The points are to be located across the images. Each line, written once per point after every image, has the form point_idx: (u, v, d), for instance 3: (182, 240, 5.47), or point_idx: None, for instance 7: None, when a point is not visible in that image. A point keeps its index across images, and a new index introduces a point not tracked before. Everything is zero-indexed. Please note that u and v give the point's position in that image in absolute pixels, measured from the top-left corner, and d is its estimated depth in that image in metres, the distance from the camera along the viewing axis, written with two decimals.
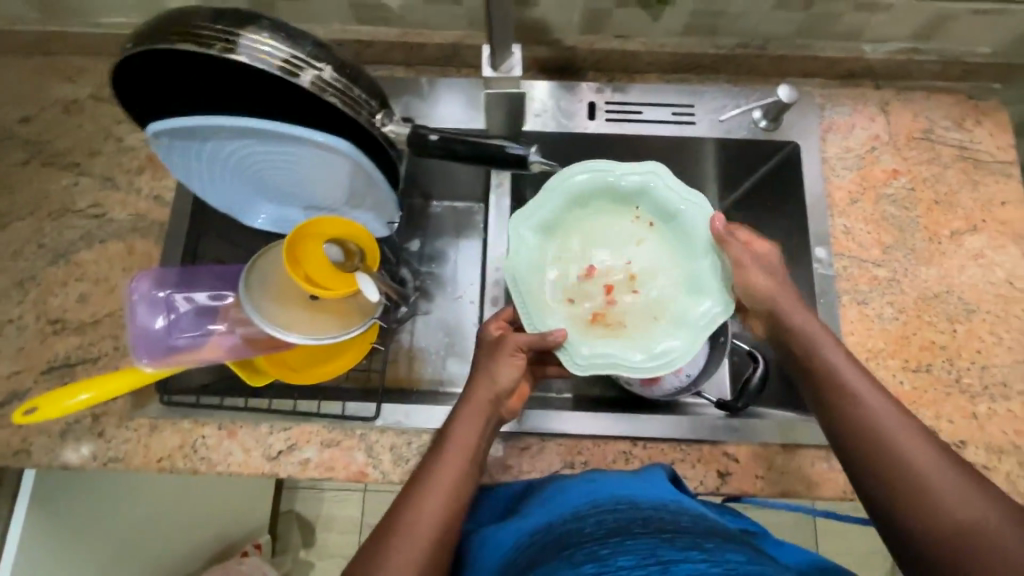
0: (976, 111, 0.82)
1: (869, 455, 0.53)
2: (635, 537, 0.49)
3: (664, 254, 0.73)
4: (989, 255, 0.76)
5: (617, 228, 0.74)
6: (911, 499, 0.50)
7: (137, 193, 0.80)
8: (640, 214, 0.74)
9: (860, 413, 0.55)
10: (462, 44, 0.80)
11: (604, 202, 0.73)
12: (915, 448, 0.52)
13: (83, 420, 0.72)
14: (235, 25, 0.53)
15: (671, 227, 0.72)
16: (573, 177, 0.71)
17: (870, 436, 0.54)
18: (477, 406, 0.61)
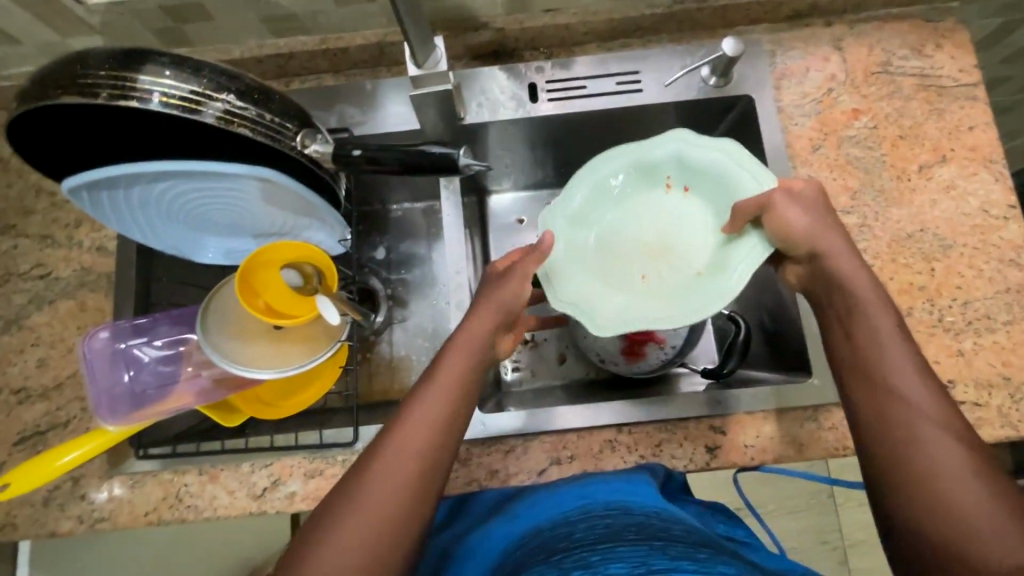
0: (933, 34, 0.78)
1: (885, 439, 0.51)
2: (626, 543, 0.48)
3: (704, 213, 0.66)
4: (960, 185, 0.73)
5: (655, 204, 0.68)
6: (919, 488, 0.49)
7: (79, 246, 0.77)
8: (676, 180, 0.67)
9: (890, 399, 0.52)
10: (386, 42, 0.76)
11: (637, 177, 0.68)
12: (941, 447, 0.49)
13: (64, 484, 0.71)
14: (120, 66, 0.50)
15: (713, 180, 0.65)
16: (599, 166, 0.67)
17: (911, 422, 0.50)
18: (443, 392, 0.56)
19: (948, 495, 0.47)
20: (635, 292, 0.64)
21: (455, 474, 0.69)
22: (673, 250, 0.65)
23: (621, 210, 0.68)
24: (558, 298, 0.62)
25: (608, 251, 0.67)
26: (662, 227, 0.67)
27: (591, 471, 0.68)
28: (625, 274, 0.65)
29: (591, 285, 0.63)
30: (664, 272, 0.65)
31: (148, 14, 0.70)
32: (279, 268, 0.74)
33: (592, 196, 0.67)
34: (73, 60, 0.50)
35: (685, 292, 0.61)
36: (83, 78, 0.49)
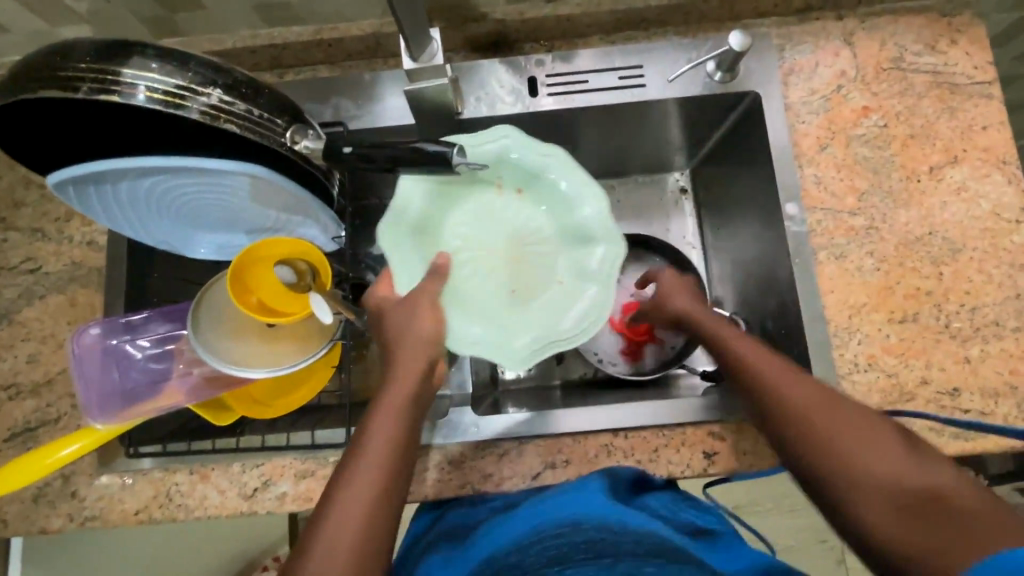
0: (949, 29, 0.75)
1: (764, 405, 0.56)
2: (573, 567, 0.55)
3: (541, 212, 0.70)
4: (972, 187, 0.71)
5: (489, 205, 0.71)
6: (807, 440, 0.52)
7: (69, 240, 0.76)
8: (506, 182, 0.70)
9: (751, 367, 0.58)
10: (381, 33, 0.74)
11: (466, 181, 0.69)
12: (802, 394, 0.54)
13: (54, 482, 0.70)
14: (100, 59, 0.48)
15: (543, 186, 0.69)
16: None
17: (767, 393, 0.55)
18: (395, 397, 0.55)
19: (833, 439, 0.51)
20: (505, 306, 0.68)
21: (449, 477, 0.68)
22: (525, 255, 0.71)
23: (459, 213, 0.70)
24: (457, 344, 0.62)
25: (464, 265, 0.69)
26: (505, 232, 0.71)
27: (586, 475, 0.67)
28: (489, 286, 0.69)
29: (470, 312, 0.65)
30: (519, 279, 0.70)
31: (136, 2, 0.68)
32: (272, 265, 0.73)
33: (426, 204, 0.67)
34: (55, 52, 0.48)
35: (555, 304, 0.67)
36: (64, 72, 0.48)
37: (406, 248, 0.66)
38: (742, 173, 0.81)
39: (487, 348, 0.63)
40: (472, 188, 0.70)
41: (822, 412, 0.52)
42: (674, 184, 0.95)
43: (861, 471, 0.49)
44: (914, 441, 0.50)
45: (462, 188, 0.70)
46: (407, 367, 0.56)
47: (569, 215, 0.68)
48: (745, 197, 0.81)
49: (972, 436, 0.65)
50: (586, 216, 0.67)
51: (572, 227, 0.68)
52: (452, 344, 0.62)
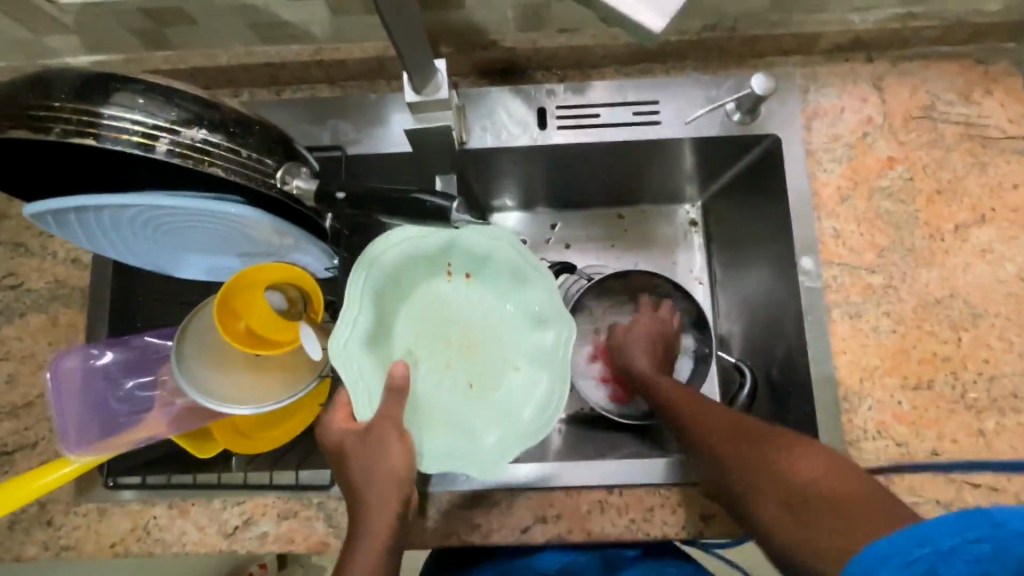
0: (984, 78, 0.71)
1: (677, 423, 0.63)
2: None
3: (493, 295, 0.70)
4: (998, 249, 0.68)
5: (440, 293, 0.70)
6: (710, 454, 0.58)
7: (53, 257, 0.73)
8: (455, 268, 0.70)
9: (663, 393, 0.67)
10: (385, 55, 0.70)
11: (414, 269, 0.68)
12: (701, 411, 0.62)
13: (30, 509, 0.68)
14: (74, 98, 0.46)
15: (493, 271, 0.69)
16: (366, 271, 0.64)
17: (682, 420, 0.62)
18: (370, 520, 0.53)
19: (729, 443, 0.57)
20: (465, 403, 0.67)
21: (435, 526, 0.65)
22: (481, 343, 0.70)
23: (408, 306, 0.69)
24: (427, 460, 0.61)
25: (419, 362, 0.68)
26: (455, 319, 0.70)
27: (577, 532, 0.65)
28: (446, 381, 0.68)
29: (431, 421, 0.65)
30: (472, 368, 0.69)
31: (128, 16, 0.65)
32: (262, 291, 0.70)
33: (374, 307, 0.65)
34: (32, 87, 0.46)
35: (514, 395, 0.67)
36: (37, 111, 0.46)
37: (360, 362, 0.62)
38: (756, 217, 0.78)
39: (454, 461, 0.62)
40: (421, 277, 0.70)
41: (726, 431, 0.58)
42: (682, 217, 0.91)
43: (756, 477, 0.54)
44: (807, 442, 0.54)
45: (409, 279, 0.69)
46: (387, 442, 0.56)
47: (520, 298, 0.69)
48: (756, 241, 0.78)
49: None
50: (539, 298, 0.67)
51: (524, 310, 0.69)
52: (422, 462, 0.61)
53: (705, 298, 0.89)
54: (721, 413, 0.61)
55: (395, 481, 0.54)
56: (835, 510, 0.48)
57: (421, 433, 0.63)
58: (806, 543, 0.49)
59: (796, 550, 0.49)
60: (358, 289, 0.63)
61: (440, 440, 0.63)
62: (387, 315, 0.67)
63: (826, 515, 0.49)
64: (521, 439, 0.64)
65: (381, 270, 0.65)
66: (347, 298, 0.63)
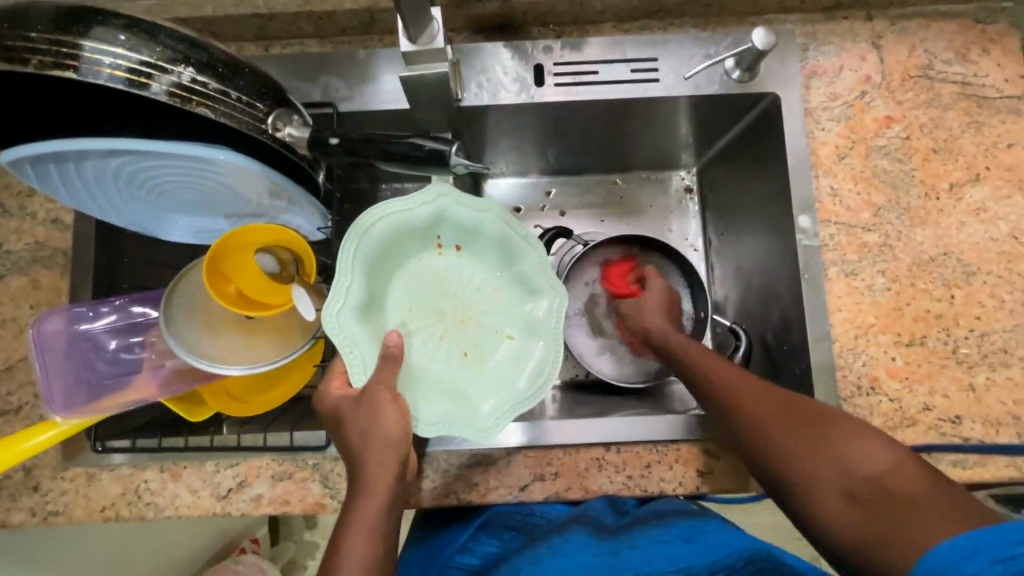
0: (981, 37, 0.71)
1: (714, 398, 0.59)
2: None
3: (484, 266, 0.70)
4: (991, 208, 0.68)
5: (431, 267, 0.69)
6: (759, 433, 0.54)
7: (32, 218, 0.71)
8: (446, 241, 0.69)
9: (698, 362, 0.62)
10: (378, 8, 0.68)
11: (405, 242, 0.67)
12: (750, 388, 0.57)
13: (15, 476, 0.66)
14: (54, 30, 0.44)
15: (484, 242, 0.68)
16: (358, 239, 0.62)
17: (717, 396, 0.58)
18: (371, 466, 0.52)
19: (782, 424, 0.54)
20: (460, 373, 0.66)
21: (432, 486, 0.65)
22: (474, 314, 0.69)
23: (400, 278, 0.68)
24: (423, 426, 0.59)
25: (413, 333, 0.67)
26: (448, 293, 0.69)
27: (575, 489, 0.65)
28: (440, 353, 0.67)
29: (425, 390, 0.63)
30: (466, 338, 0.68)
31: None
32: (252, 252, 0.68)
33: (365, 277, 0.64)
34: (5, 16, 0.44)
35: (509, 363, 0.66)
36: (14, 42, 0.43)
37: (352, 332, 0.61)
38: (753, 180, 0.77)
39: (452, 427, 0.60)
40: (411, 250, 0.68)
41: (771, 411, 0.55)
42: (678, 183, 0.89)
43: (811, 465, 0.51)
44: (870, 431, 0.51)
45: (400, 252, 0.67)
46: (383, 398, 0.55)
47: (513, 268, 0.68)
48: (751, 205, 0.78)
49: (971, 465, 0.64)
50: (531, 268, 0.67)
51: (517, 279, 0.68)
52: (419, 428, 0.59)
53: (700, 264, 0.87)
54: (765, 389, 0.57)
55: (394, 440, 0.53)
56: (909, 509, 0.45)
57: (417, 401, 0.62)
58: (876, 533, 0.46)
59: (856, 545, 0.47)
60: (347, 257, 0.62)
61: (436, 407, 0.61)
62: (379, 287, 0.66)
63: (899, 508, 0.45)
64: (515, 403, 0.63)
65: (372, 240, 0.63)
66: (338, 266, 0.61)
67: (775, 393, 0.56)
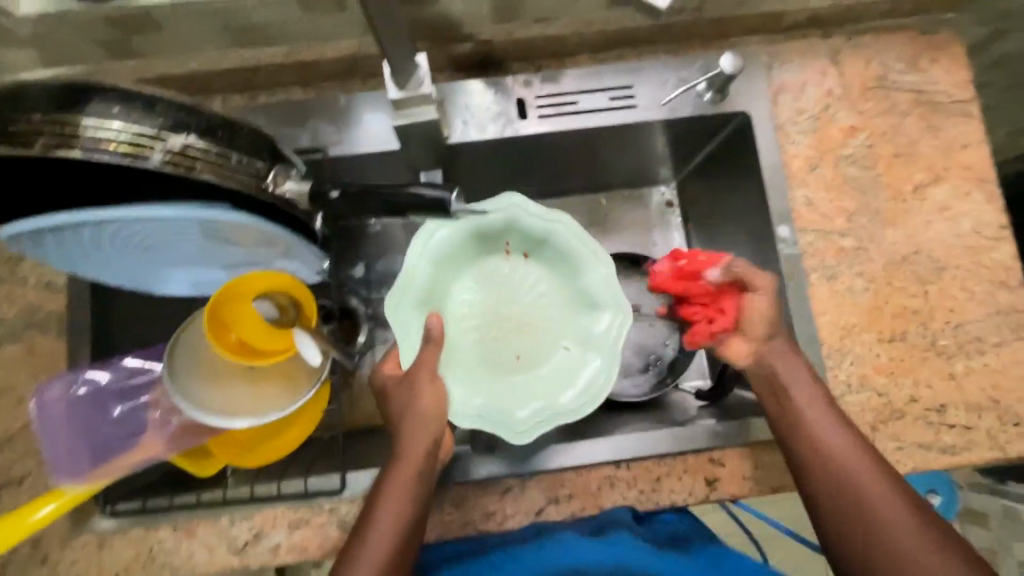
0: (929, 48, 0.76)
1: (823, 472, 0.58)
2: None
3: (549, 277, 0.72)
4: (954, 206, 0.73)
5: (500, 271, 0.73)
6: (851, 509, 0.56)
7: (23, 283, 0.70)
8: (515, 246, 0.72)
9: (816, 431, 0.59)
10: (361, 55, 0.70)
11: (475, 246, 0.72)
12: (867, 470, 0.56)
13: (22, 549, 0.65)
14: (54, 109, 0.44)
15: (552, 253, 0.71)
16: (431, 234, 0.67)
17: (825, 469, 0.58)
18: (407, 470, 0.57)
19: (871, 509, 0.55)
20: (512, 374, 0.70)
21: (449, 518, 0.66)
22: (535, 320, 0.73)
23: (468, 276, 0.73)
24: (458, 415, 0.63)
25: (472, 328, 0.72)
26: (512, 298, 0.73)
27: (590, 508, 0.67)
28: (498, 353, 0.71)
29: (473, 384, 0.67)
30: (518, 342, 0.72)
31: (90, 25, 0.62)
32: (251, 302, 0.68)
33: (433, 272, 0.68)
34: None
35: (562, 373, 0.69)
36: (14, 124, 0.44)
37: (409, 322, 0.65)
38: (730, 192, 0.80)
39: (486, 423, 0.63)
40: (481, 253, 0.73)
41: (884, 500, 0.55)
42: (658, 199, 0.91)
43: (889, 556, 0.53)
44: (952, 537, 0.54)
45: (470, 254, 0.72)
46: (422, 377, 0.60)
47: (577, 282, 0.70)
48: (730, 217, 0.81)
49: (958, 450, 0.67)
50: (599, 283, 0.68)
51: (580, 293, 0.70)
52: (453, 417, 0.63)
53: None
54: (877, 472, 0.56)
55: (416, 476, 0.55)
56: None
57: (462, 391, 0.66)
58: None
59: None
60: (415, 254, 0.67)
61: (478, 400, 0.65)
62: (444, 284, 0.71)
63: None
64: (555, 413, 0.64)
65: (439, 242, 0.68)
66: (406, 260, 0.67)
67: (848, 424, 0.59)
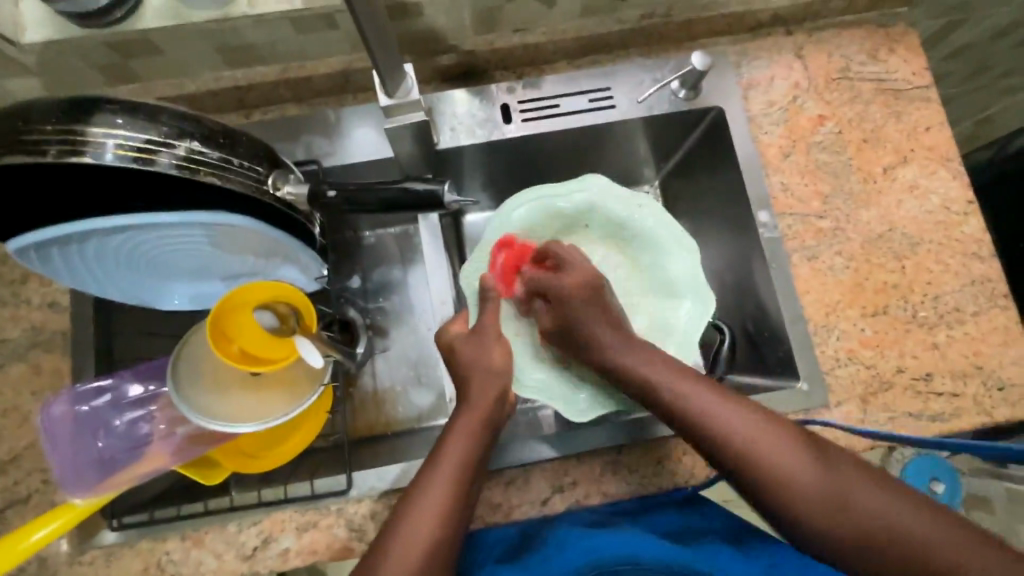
0: (887, 39, 0.81)
1: (729, 460, 0.56)
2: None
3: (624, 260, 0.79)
4: (923, 184, 0.76)
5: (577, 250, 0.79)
6: (763, 483, 0.54)
7: (28, 304, 0.72)
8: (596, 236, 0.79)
9: (704, 421, 0.57)
10: (352, 69, 0.74)
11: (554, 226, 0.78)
12: (758, 440, 0.55)
13: (30, 566, 0.65)
14: (67, 119, 0.47)
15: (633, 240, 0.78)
16: (513, 211, 0.75)
17: (727, 449, 0.56)
18: (462, 441, 0.59)
19: (780, 476, 0.54)
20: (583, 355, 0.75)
21: None
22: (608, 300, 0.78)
23: None
24: (523, 386, 0.71)
25: None
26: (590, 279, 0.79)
27: (594, 495, 0.68)
28: None
29: (539, 360, 0.73)
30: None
31: (91, 51, 0.66)
32: (252, 311, 0.69)
33: (511, 247, 0.75)
34: (16, 115, 0.47)
35: None
36: (29, 135, 0.47)
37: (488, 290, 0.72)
38: (709, 184, 0.83)
39: (547, 395, 0.70)
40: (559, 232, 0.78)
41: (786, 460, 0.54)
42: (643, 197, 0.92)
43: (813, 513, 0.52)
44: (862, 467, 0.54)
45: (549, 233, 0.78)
46: None
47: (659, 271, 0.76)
48: (710, 207, 0.84)
49: (948, 417, 0.69)
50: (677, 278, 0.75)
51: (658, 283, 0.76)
52: (518, 386, 0.71)
53: None
54: (765, 431, 0.56)
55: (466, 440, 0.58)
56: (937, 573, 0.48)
57: (528, 363, 0.73)
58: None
59: None
60: (498, 228, 0.74)
61: (538, 374, 0.72)
62: None
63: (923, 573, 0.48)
64: (617, 399, 0.70)
65: (520, 219, 0.75)
66: (489, 235, 0.74)
67: (750, 415, 0.57)
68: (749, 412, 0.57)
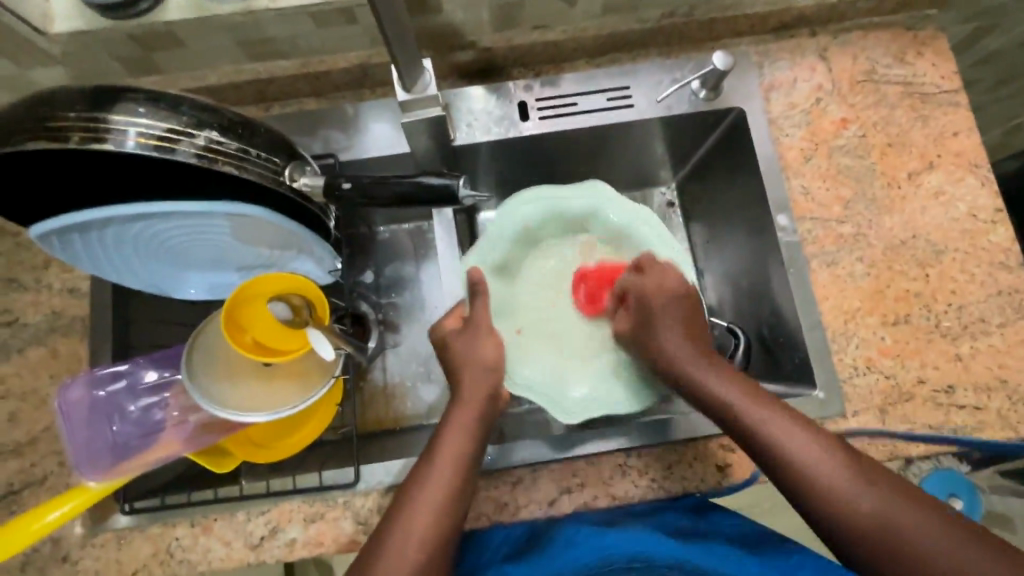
0: (915, 42, 0.79)
1: (788, 475, 0.55)
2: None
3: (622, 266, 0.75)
4: (949, 191, 0.74)
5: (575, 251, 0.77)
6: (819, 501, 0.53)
7: (48, 289, 0.74)
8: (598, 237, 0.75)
9: (763, 434, 0.56)
10: (370, 63, 0.74)
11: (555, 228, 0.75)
12: (811, 454, 0.54)
13: (42, 547, 0.66)
14: (90, 107, 0.48)
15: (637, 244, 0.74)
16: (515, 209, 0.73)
17: (785, 464, 0.55)
18: (459, 434, 0.59)
19: (839, 497, 0.53)
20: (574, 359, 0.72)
21: None
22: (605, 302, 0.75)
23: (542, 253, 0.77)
24: (513, 383, 0.67)
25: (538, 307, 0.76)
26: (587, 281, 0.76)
27: (602, 497, 0.67)
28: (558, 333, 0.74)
29: (528, 358, 0.71)
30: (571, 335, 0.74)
31: (116, 42, 0.67)
32: (265, 301, 0.70)
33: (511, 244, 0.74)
34: (41, 102, 0.48)
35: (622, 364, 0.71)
36: (53, 122, 0.47)
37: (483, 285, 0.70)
38: (726, 187, 0.82)
39: (536, 395, 0.68)
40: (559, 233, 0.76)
41: (846, 481, 0.53)
42: (659, 199, 0.91)
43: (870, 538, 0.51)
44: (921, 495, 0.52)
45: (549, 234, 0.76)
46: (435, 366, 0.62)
47: None
48: (728, 210, 0.82)
49: (970, 431, 0.68)
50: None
51: None
52: (508, 382, 0.67)
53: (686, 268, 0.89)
54: (823, 445, 0.55)
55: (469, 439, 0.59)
56: None
57: (516, 359, 0.70)
58: None
59: None
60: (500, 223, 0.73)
61: (528, 372, 0.69)
62: (520, 258, 0.76)
63: None
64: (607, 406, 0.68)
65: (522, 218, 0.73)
66: (491, 229, 0.73)
67: (807, 430, 0.56)
68: (806, 427, 0.56)
